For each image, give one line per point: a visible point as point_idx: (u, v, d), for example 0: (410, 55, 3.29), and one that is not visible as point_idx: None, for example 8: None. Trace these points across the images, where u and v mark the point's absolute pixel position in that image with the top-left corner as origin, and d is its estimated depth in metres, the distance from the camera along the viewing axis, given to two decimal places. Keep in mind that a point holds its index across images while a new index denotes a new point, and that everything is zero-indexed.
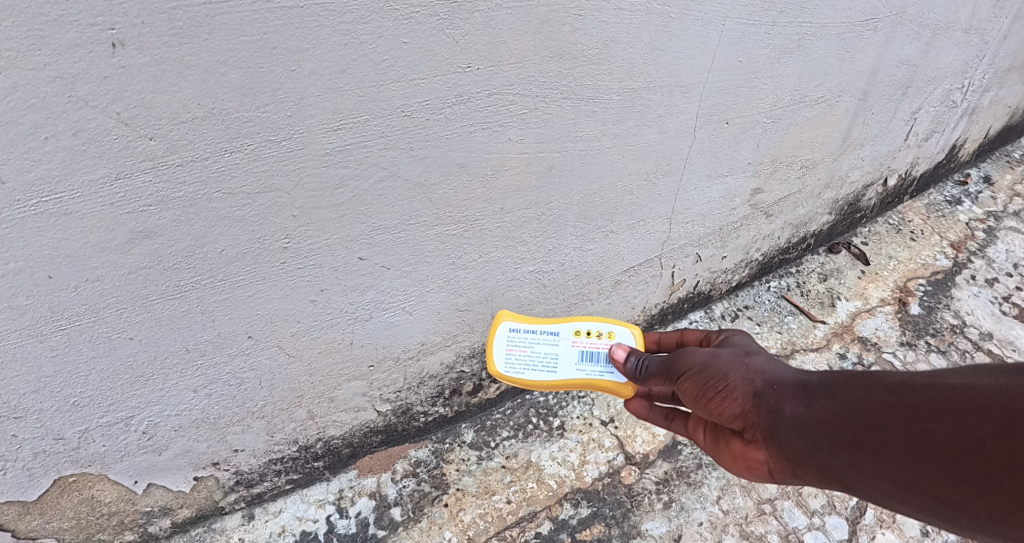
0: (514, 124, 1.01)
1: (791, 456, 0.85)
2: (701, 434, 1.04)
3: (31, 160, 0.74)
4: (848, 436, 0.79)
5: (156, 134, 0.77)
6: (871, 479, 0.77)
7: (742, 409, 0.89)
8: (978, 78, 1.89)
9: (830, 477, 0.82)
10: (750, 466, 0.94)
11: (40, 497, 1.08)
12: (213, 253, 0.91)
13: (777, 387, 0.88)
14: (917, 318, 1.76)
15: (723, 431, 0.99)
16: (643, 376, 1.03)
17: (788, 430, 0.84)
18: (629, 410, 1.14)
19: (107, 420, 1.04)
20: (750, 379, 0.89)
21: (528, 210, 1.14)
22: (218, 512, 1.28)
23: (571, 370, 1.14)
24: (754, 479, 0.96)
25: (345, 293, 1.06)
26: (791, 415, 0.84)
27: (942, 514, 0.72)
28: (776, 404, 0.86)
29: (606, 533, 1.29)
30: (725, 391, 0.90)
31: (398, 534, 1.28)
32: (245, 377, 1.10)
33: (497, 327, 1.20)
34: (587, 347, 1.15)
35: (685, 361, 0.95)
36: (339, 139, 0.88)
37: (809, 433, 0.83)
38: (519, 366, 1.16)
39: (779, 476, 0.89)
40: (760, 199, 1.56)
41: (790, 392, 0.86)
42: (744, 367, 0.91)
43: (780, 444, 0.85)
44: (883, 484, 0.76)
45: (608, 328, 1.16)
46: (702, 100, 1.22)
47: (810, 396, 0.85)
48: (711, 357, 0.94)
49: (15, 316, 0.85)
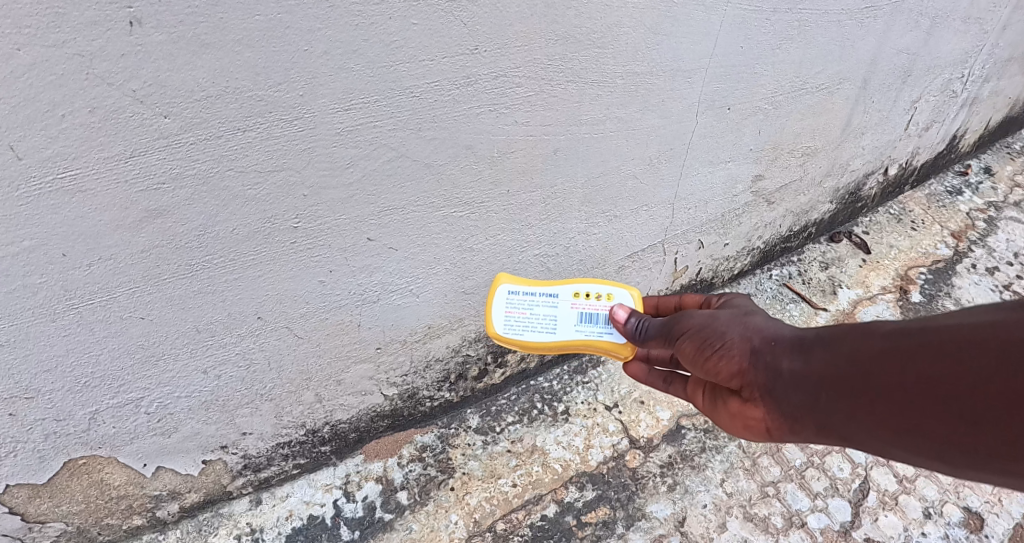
0: (521, 106, 1.02)
1: (789, 410, 0.87)
2: (699, 396, 1.07)
3: (48, 137, 0.75)
4: (845, 385, 0.81)
5: (171, 111, 0.78)
6: (868, 427, 0.79)
7: (739, 368, 0.92)
8: (978, 67, 1.90)
9: (828, 428, 0.84)
10: (748, 426, 0.97)
11: (50, 479, 1.09)
12: (224, 233, 0.92)
13: (774, 345, 0.91)
14: (918, 306, 1.77)
15: (721, 393, 1.02)
16: (643, 337, 1.03)
17: (784, 385, 0.87)
18: (628, 374, 1.17)
19: (119, 401, 1.05)
20: (748, 337, 0.93)
21: (533, 193, 1.16)
22: (226, 497, 1.30)
23: (571, 332, 1.10)
24: (754, 439, 0.99)
25: (353, 275, 1.08)
26: (788, 371, 0.87)
27: (941, 455, 0.73)
28: (773, 360, 0.89)
29: (611, 515, 1.30)
30: (721, 349, 0.93)
31: (405, 517, 1.29)
32: (254, 358, 1.11)
33: (495, 289, 1.15)
34: (587, 309, 1.11)
35: (685, 323, 0.97)
36: (350, 119, 0.89)
37: (806, 387, 0.85)
38: (518, 328, 1.12)
39: (778, 433, 0.92)
40: (763, 185, 1.57)
41: (786, 349, 0.89)
42: (742, 326, 0.94)
43: (777, 399, 0.88)
44: (880, 431, 0.78)
45: (609, 290, 1.13)
46: (706, 85, 1.23)
47: (806, 351, 0.87)
48: (710, 318, 0.96)
49: (29, 295, 0.86)
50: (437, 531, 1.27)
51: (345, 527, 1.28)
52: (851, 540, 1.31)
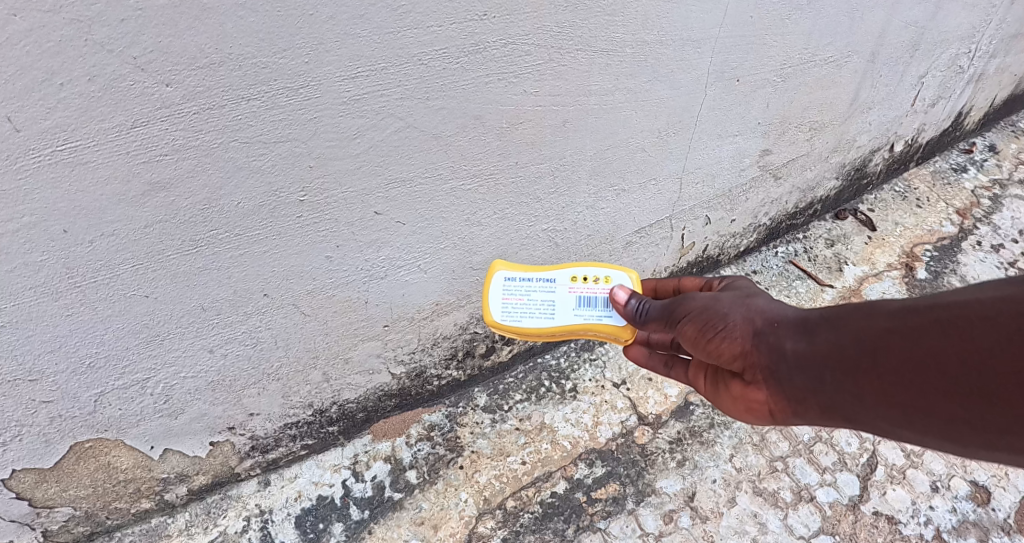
0: (530, 75, 1.01)
1: (793, 392, 0.86)
2: (702, 380, 1.06)
3: (47, 107, 0.73)
4: (850, 365, 0.80)
5: (174, 80, 0.77)
6: (875, 406, 0.78)
7: (742, 349, 0.91)
8: (986, 42, 1.87)
9: (833, 410, 0.83)
10: (751, 408, 0.96)
11: (57, 463, 1.08)
12: (229, 207, 0.91)
13: (777, 325, 0.89)
14: (924, 283, 1.76)
15: (723, 376, 1.01)
16: (644, 319, 1.02)
17: (788, 367, 0.86)
18: (628, 357, 1.16)
19: (124, 382, 1.04)
20: (751, 318, 0.91)
21: (542, 165, 1.14)
22: (234, 478, 1.29)
23: (570, 316, 1.08)
24: (757, 422, 0.98)
25: (361, 250, 1.06)
26: (792, 351, 0.86)
27: (950, 434, 0.72)
28: (776, 341, 0.88)
29: (621, 491, 1.30)
30: (724, 331, 0.91)
31: (415, 496, 1.29)
32: (261, 336, 1.10)
33: (491, 276, 1.13)
34: (585, 293, 1.09)
35: (687, 305, 0.96)
36: (356, 87, 0.88)
37: (811, 367, 0.84)
38: (517, 314, 1.10)
39: (782, 416, 0.91)
40: (770, 160, 1.55)
41: (790, 330, 0.88)
42: (745, 307, 0.93)
43: (781, 381, 0.87)
44: (887, 411, 0.77)
45: (606, 273, 1.11)
46: (715, 56, 1.21)
47: (810, 332, 0.86)
48: (713, 300, 0.95)
49: (31, 273, 0.85)
50: (446, 509, 1.27)
51: (355, 506, 1.27)
52: (860, 514, 1.31)
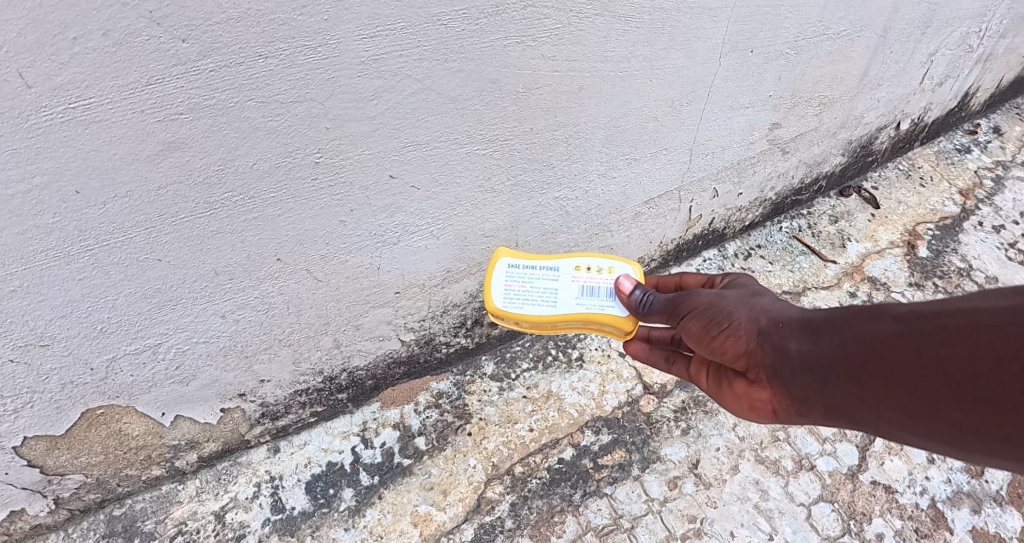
0: (548, 39, 1.01)
1: (797, 392, 0.87)
2: (704, 377, 1.06)
3: (60, 63, 0.73)
4: (854, 368, 0.81)
5: (189, 36, 0.76)
6: (879, 410, 0.79)
7: (747, 348, 0.92)
8: (996, 22, 1.87)
9: (837, 410, 0.84)
10: (754, 406, 0.97)
11: (69, 430, 1.09)
12: (244, 168, 0.91)
13: (782, 325, 0.90)
14: (925, 261, 1.78)
15: (726, 373, 1.01)
16: (647, 310, 1.03)
17: (793, 367, 0.87)
18: (628, 352, 1.16)
19: (136, 347, 1.04)
20: (755, 317, 0.92)
21: (557, 132, 1.15)
22: (243, 445, 1.31)
23: (572, 305, 1.09)
24: (758, 419, 0.99)
25: (375, 215, 1.07)
26: (796, 352, 0.87)
27: (955, 439, 0.73)
28: (780, 341, 0.89)
29: (627, 457, 1.33)
30: (728, 329, 0.92)
31: (424, 462, 1.31)
32: (274, 301, 1.11)
33: (495, 263, 1.15)
34: (589, 282, 1.10)
35: (691, 300, 0.97)
36: (375, 47, 0.88)
37: (815, 368, 0.85)
38: (518, 302, 1.11)
39: (785, 414, 0.92)
40: (779, 134, 1.56)
41: (794, 330, 0.89)
42: (749, 306, 0.93)
43: (785, 380, 0.88)
44: (890, 414, 0.78)
45: (610, 263, 1.11)
46: (731, 25, 1.20)
47: (814, 333, 0.87)
48: (717, 297, 0.96)
49: (43, 236, 0.85)
50: (456, 475, 1.29)
51: (365, 472, 1.29)
52: (858, 482, 1.34)
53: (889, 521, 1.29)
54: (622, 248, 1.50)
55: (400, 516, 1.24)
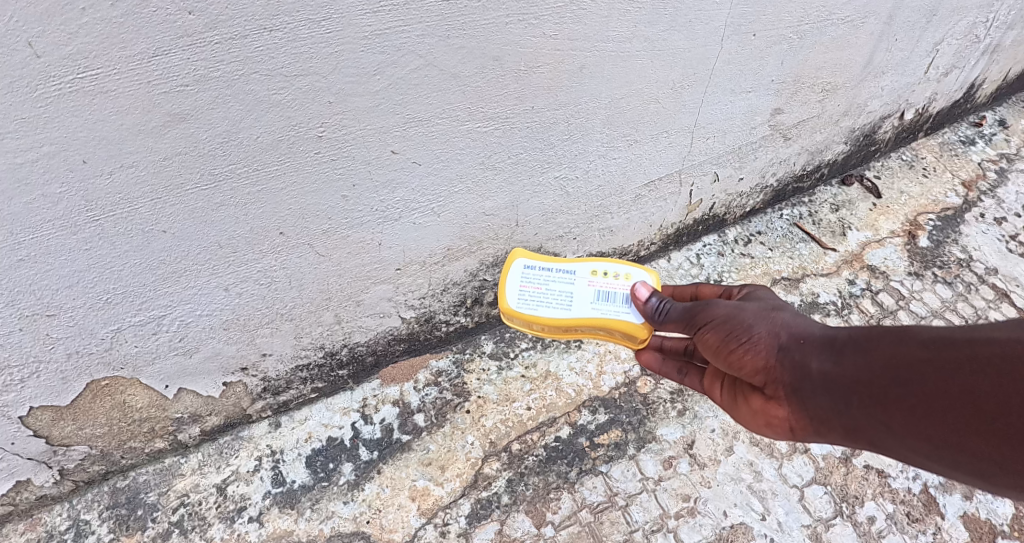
0: (550, 18, 1.02)
1: (816, 412, 0.87)
2: (718, 390, 1.07)
3: (68, 32, 0.74)
4: (879, 391, 0.80)
5: (196, 8, 0.78)
6: (902, 436, 0.78)
7: (766, 364, 0.91)
8: (1004, 13, 1.86)
9: (857, 434, 0.83)
10: (770, 423, 0.96)
11: (74, 401, 1.11)
12: (247, 140, 0.92)
13: (803, 342, 0.90)
14: (925, 251, 1.78)
15: (742, 388, 1.01)
16: (662, 318, 1.04)
17: (813, 386, 0.86)
18: (641, 363, 1.18)
19: (140, 319, 1.06)
20: (776, 333, 0.92)
21: (558, 111, 1.16)
22: (245, 420, 1.33)
23: (586, 309, 1.11)
24: (773, 436, 0.99)
25: (377, 190, 1.08)
26: (818, 372, 0.86)
27: (979, 471, 0.72)
28: (802, 359, 0.88)
29: (623, 437, 1.35)
30: (748, 343, 0.92)
31: (423, 438, 1.32)
32: (276, 275, 1.12)
33: (511, 264, 1.20)
34: (605, 287, 1.12)
35: (710, 311, 0.96)
36: (378, 22, 0.89)
37: (836, 389, 0.84)
38: (532, 303, 1.14)
39: (801, 433, 0.92)
40: (781, 120, 1.56)
41: (816, 349, 0.88)
42: (770, 321, 0.93)
43: (804, 400, 0.88)
44: (915, 442, 0.77)
45: (627, 270, 1.14)
46: (734, 8, 1.21)
47: (837, 352, 0.86)
48: (736, 309, 0.96)
49: (51, 205, 0.87)
50: (454, 451, 1.31)
51: (364, 447, 1.31)
52: (852, 466, 1.35)
53: (880, 505, 1.30)
54: (622, 231, 1.51)
55: (399, 490, 1.26)
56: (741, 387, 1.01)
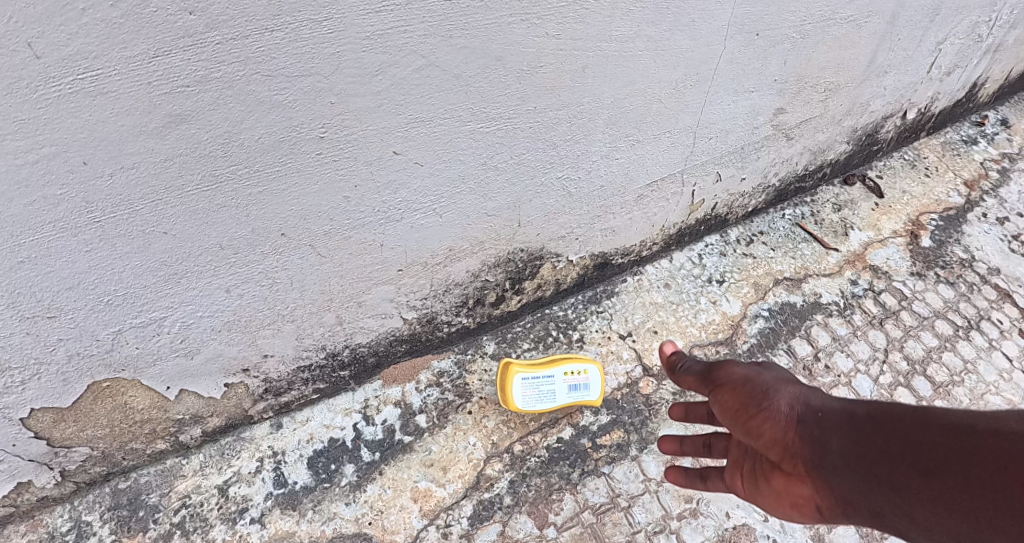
0: (553, 17, 1.01)
1: (839, 495, 0.76)
2: (739, 479, 0.94)
3: (68, 33, 0.74)
4: (910, 475, 0.70)
5: (197, 8, 0.77)
6: (937, 524, 0.68)
7: (783, 437, 0.82)
8: (1007, 12, 1.85)
9: (885, 521, 0.73)
10: (795, 506, 0.84)
11: (75, 402, 1.11)
12: (249, 141, 0.91)
13: (824, 415, 0.81)
14: (927, 251, 1.78)
15: (762, 467, 0.89)
16: (682, 375, 1.04)
17: (836, 466, 0.76)
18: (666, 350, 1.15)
19: (141, 320, 1.06)
20: (795, 404, 0.84)
21: (560, 111, 1.15)
22: (247, 421, 1.33)
23: None
24: (800, 521, 0.86)
25: (378, 190, 1.08)
26: (839, 448, 0.77)
27: None
28: (821, 434, 0.79)
29: (626, 438, 1.34)
30: (766, 411, 0.85)
31: (424, 439, 1.32)
32: (277, 276, 1.12)
33: None
34: None
35: (728, 373, 0.93)
36: (380, 22, 0.89)
37: (860, 469, 0.74)
38: None
39: (828, 516, 0.80)
40: (783, 119, 1.56)
41: (838, 423, 0.79)
42: (789, 389, 0.86)
43: (825, 480, 0.78)
44: (953, 533, 0.66)
45: None
46: (737, 8, 1.20)
47: (861, 426, 0.77)
48: (754, 373, 0.91)
49: (51, 206, 0.86)
50: (456, 452, 1.31)
51: (366, 448, 1.31)
52: None
53: None
54: (624, 231, 1.51)
55: (400, 492, 1.25)
56: (756, 461, 0.91)
